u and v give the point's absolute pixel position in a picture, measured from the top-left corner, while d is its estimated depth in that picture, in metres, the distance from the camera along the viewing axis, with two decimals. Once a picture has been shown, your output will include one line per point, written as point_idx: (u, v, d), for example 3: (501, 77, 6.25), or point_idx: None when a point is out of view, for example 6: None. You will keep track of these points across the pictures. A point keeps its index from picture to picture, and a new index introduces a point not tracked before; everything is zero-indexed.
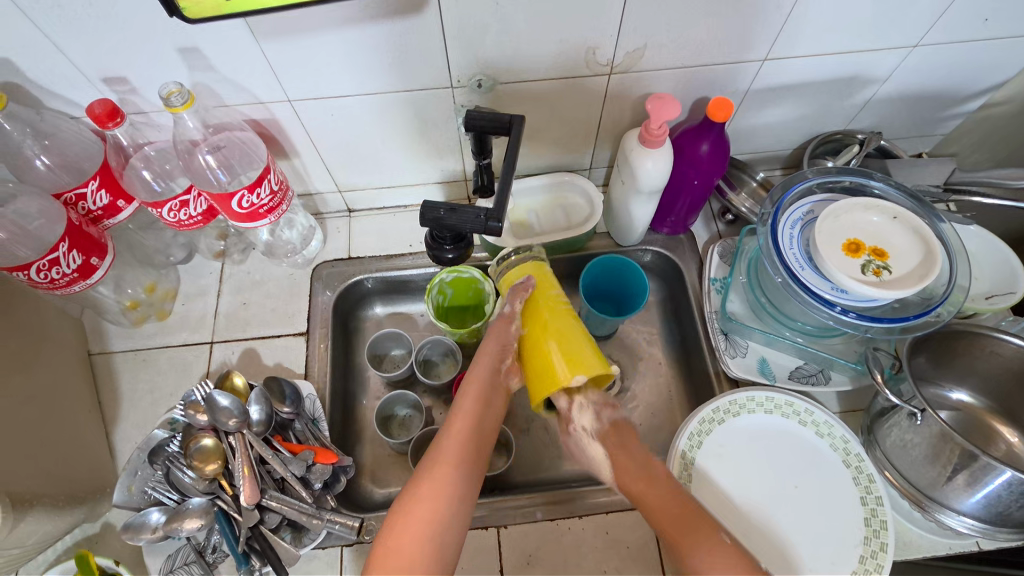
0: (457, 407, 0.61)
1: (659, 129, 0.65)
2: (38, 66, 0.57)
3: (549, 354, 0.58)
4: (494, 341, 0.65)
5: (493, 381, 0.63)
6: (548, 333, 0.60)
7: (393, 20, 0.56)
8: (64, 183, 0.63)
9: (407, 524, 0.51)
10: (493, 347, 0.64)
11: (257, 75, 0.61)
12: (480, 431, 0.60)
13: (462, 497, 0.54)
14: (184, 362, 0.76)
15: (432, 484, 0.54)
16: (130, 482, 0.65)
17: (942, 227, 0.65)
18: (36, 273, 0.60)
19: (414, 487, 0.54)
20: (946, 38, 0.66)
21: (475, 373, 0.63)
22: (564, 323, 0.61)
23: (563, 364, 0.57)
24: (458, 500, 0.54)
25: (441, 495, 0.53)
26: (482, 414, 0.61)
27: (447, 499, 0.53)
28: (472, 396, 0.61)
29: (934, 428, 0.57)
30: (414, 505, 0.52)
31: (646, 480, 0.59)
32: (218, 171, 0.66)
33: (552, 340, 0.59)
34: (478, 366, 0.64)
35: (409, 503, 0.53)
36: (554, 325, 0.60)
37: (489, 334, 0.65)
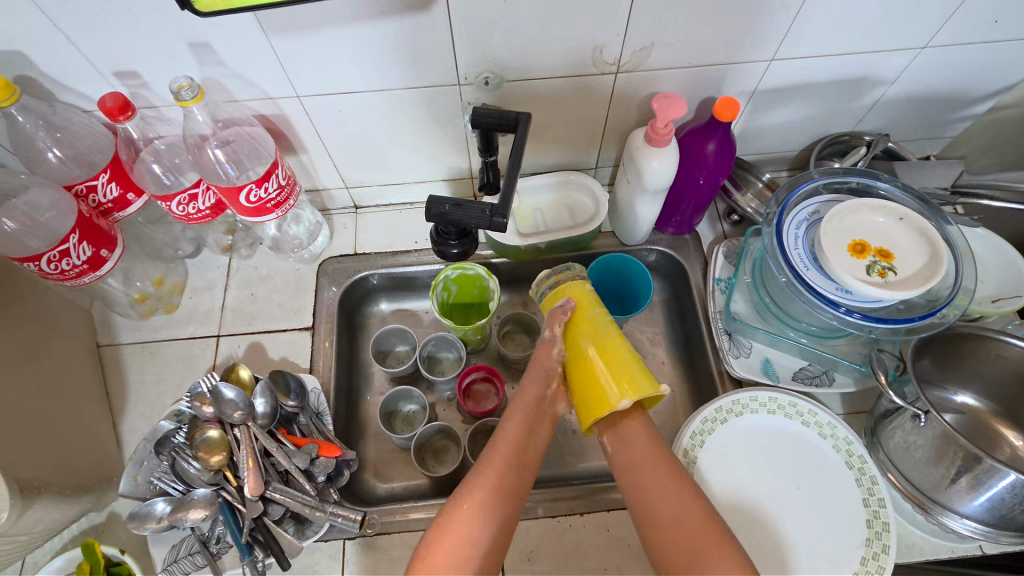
0: (502, 427, 0.62)
1: (665, 127, 0.65)
2: (51, 59, 0.58)
3: (601, 382, 0.62)
4: (537, 368, 0.67)
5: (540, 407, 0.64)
6: (597, 361, 0.63)
7: (402, 17, 0.57)
8: (75, 176, 0.64)
9: (443, 542, 0.53)
10: (540, 371, 0.66)
11: (267, 71, 0.61)
12: (525, 454, 0.60)
13: (503, 520, 0.55)
14: (191, 355, 0.77)
15: (473, 506, 0.54)
16: (136, 472, 0.65)
17: (949, 229, 0.65)
18: (46, 264, 0.61)
19: (454, 508, 0.54)
20: (956, 39, 0.66)
21: (522, 397, 0.64)
22: (613, 351, 0.64)
23: (615, 393, 0.61)
24: (497, 523, 0.54)
25: (474, 519, 0.54)
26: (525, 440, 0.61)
27: (487, 521, 0.54)
28: (518, 421, 0.62)
29: (938, 430, 0.56)
30: (454, 526, 0.53)
31: (676, 495, 0.57)
32: (227, 166, 0.67)
33: (601, 368, 0.63)
34: (526, 392, 0.65)
35: (446, 524, 0.54)
36: (602, 352, 0.64)
37: (538, 358, 0.68)
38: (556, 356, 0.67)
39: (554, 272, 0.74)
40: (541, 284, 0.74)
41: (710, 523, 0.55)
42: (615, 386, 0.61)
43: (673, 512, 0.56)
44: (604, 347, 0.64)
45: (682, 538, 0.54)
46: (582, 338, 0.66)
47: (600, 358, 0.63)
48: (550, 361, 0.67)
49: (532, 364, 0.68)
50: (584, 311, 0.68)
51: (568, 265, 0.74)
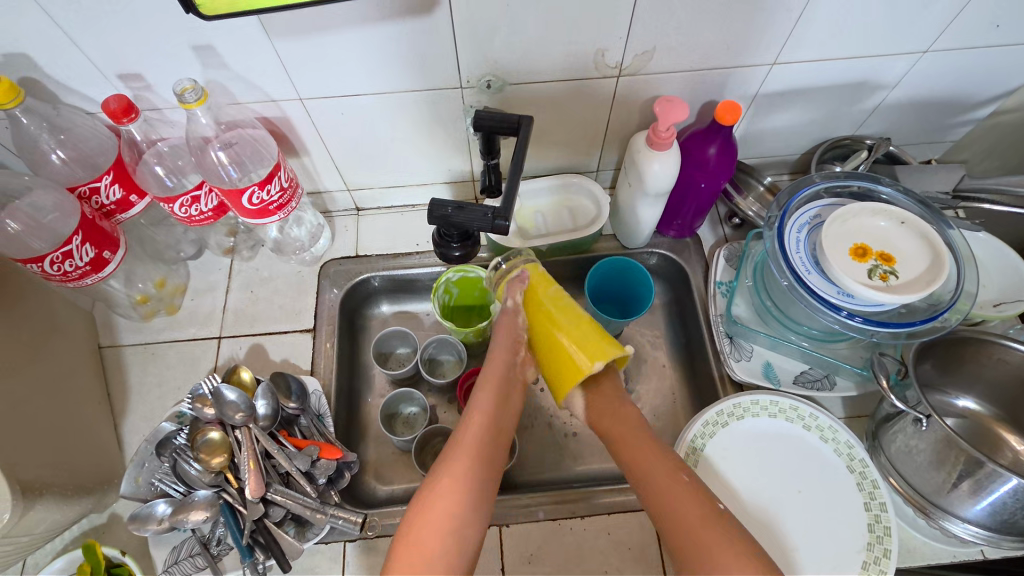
0: (476, 398, 0.61)
1: (666, 131, 0.65)
2: (56, 62, 0.58)
3: (568, 351, 0.63)
4: (505, 336, 0.66)
5: (508, 380, 0.64)
6: (562, 329, 0.64)
7: (405, 20, 0.57)
8: (79, 177, 0.64)
9: (422, 527, 0.51)
10: (505, 342, 0.66)
11: (270, 74, 0.62)
12: (497, 431, 0.59)
13: (480, 500, 0.54)
14: (192, 357, 0.77)
15: (449, 486, 0.53)
16: (137, 473, 0.66)
17: (950, 233, 0.65)
18: (50, 266, 0.61)
19: (430, 489, 0.53)
20: (958, 43, 0.66)
21: (489, 371, 0.64)
22: (573, 317, 0.64)
23: (582, 357, 0.62)
24: (474, 497, 0.53)
25: (455, 494, 0.53)
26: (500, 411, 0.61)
27: (465, 499, 0.53)
28: (488, 397, 0.61)
29: (939, 434, 0.56)
30: (432, 504, 0.52)
31: (654, 466, 0.57)
32: (229, 168, 0.67)
33: (566, 336, 0.63)
34: (493, 365, 0.64)
35: (427, 501, 0.52)
36: (564, 319, 0.64)
37: (500, 329, 0.67)
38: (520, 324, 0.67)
39: (507, 259, 0.72)
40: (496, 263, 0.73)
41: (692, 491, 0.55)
42: (580, 350, 0.62)
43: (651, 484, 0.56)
44: (567, 314, 0.65)
45: (683, 530, 0.53)
46: (544, 309, 0.66)
47: (565, 325, 0.64)
48: (516, 328, 0.67)
49: (496, 333, 0.67)
50: (542, 281, 0.68)
51: (519, 250, 0.73)
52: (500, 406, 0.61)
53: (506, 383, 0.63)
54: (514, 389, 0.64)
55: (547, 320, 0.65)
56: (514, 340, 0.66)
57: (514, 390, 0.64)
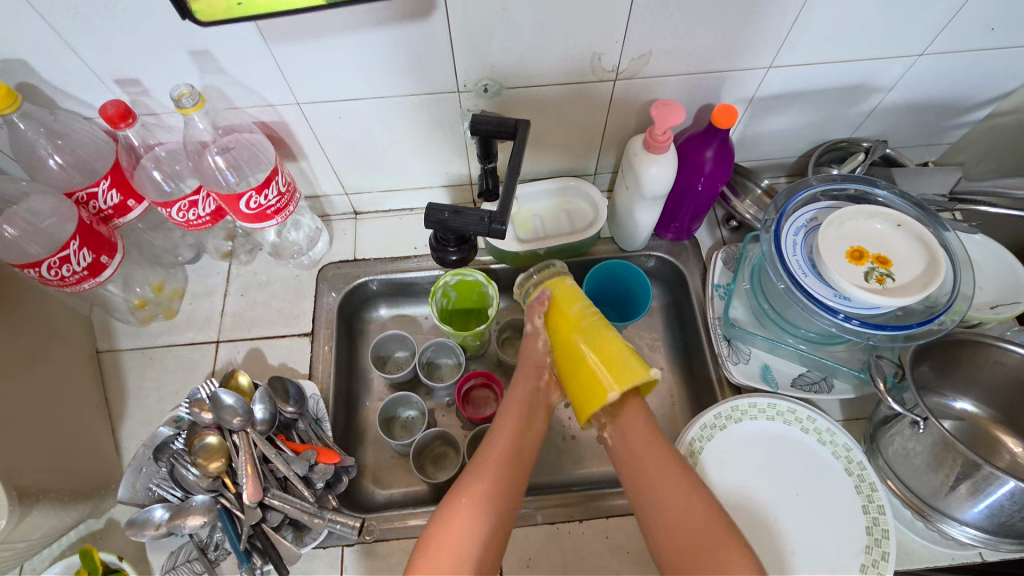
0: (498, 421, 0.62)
1: (663, 134, 0.65)
2: (53, 67, 0.58)
3: (592, 373, 0.61)
4: (529, 361, 0.67)
5: (534, 399, 0.65)
6: (586, 348, 0.63)
7: (402, 25, 0.57)
8: (76, 182, 0.64)
9: (439, 540, 0.52)
10: (531, 364, 0.67)
11: (267, 79, 0.62)
12: (519, 448, 0.60)
13: (497, 514, 0.54)
14: (190, 361, 0.77)
15: (469, 499, 0.54)
16: (135, 478, 0.65)
17: (946, 235, 0.65)
18: (47, 270, 0.61)
19: (450, 504, 0.54)
20: (953, 46, 0.66)
21: (514, 391, 0.65)
22: (599, 337, 0.63)
23: (608, 380, 0.60)
24: (492, 512, 0.54)
25: (470, 515, 0.53)
26: (522, 435, 0.61)
27: (478, 520, 0.53)
28: (512, 416, 0.62)
29: (937, 436, 0.56)
30: (451, 518, 0.53)
31: (673, 488, 0.55)
32: (227, 172, 0.66)
33: (592, 357, 0.62)
34: (518, 386, 0.65)
35: (442, 524, 0.53)
36: (590, 340, 0.63)
37: (525, 351, 0.68)
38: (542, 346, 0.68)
39: (538, 272, 0.74)
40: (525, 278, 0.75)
41: (706, 510, 0.54)
42: (605, 371, 0.61)
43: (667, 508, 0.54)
44: (593, 334, 0.64)
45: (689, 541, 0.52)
46: (568, 326, 0.65)
47: (591, 345, 0.63)
48: (538, 352, 0.68)
49: (522, 358, 0.68)
50: (565, 299, 0.68)
51: (552, 262, 0.73)
52: (522, 430, 0.61)
53: (531, 402, 0.64)
54: (540, 409, 0.65)
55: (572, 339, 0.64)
56: (539, 361, 0.67)
57: (539, 410, 0.65)
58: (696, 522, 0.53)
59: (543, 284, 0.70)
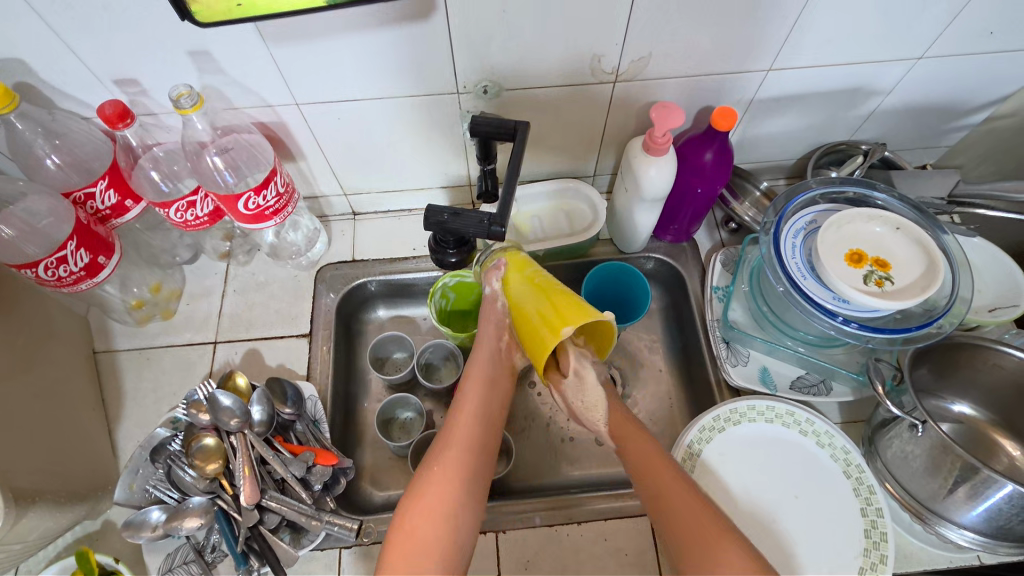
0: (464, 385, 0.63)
1: (662, 137, 0.65)
2: (51, 67, 0.58)
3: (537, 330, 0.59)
4: (486, 321, 0.67)
5: (496, 369, 0.65)
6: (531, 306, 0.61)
7: (402, 26, 0.57)
8: (74, 182, 0.64)
9: (416, 518, 0.54)
10: (489, 330, 0.66)
11: (266, 79, 0.62)
12: (485, 419, 0.61)
13: (470, 489, 0.56)
14: (188, 362, 0.77)
15: (440, 475, 0.56)
16: (132, 480, 0.65)
17: (945, 239, 0.65)
18: (44, 271, 0.61)
19: (423, 479, 0.56)
20: (952, 50, 0.67)
21: (476, 362, 0.65)
22: (549, 290, 0.61)
23: (553, 325, 0.57)
24: (464, 485, 0.56)
25: (446, 480, 0.56)
26: (488, 398, 0.63)
27: (455, 483, 0.56)
28: (475, 387, 0.63)
29: (935, 440, 0.57)
30: (424, 493, 0.55)
31: (661, 476, 0.58)
32: (225, 173, 0.66)
33: (540, 307, 0.60)
34: (478, 356, 0.65)
35: (421, 487, 0.55)
36: (538, 291, 0.61)
37: (483, 318, 0.67)
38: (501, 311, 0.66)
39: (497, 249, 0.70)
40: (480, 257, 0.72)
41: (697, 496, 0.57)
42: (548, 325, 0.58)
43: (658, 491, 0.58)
44: (543, 288, 0.61)
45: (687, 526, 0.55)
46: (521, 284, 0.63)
47: (539, 296, 0.60)
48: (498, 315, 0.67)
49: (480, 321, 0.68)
50: (520, 267, 0.66)
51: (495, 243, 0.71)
52: (487, 394, 0.63)
53: (492, 371, 0.65)
54: (501, 375, 0.65)
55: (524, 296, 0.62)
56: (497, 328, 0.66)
57: (501, 379, 0.65)
58: (683, 509, 0.56)
59: (503, 254, 0.68)
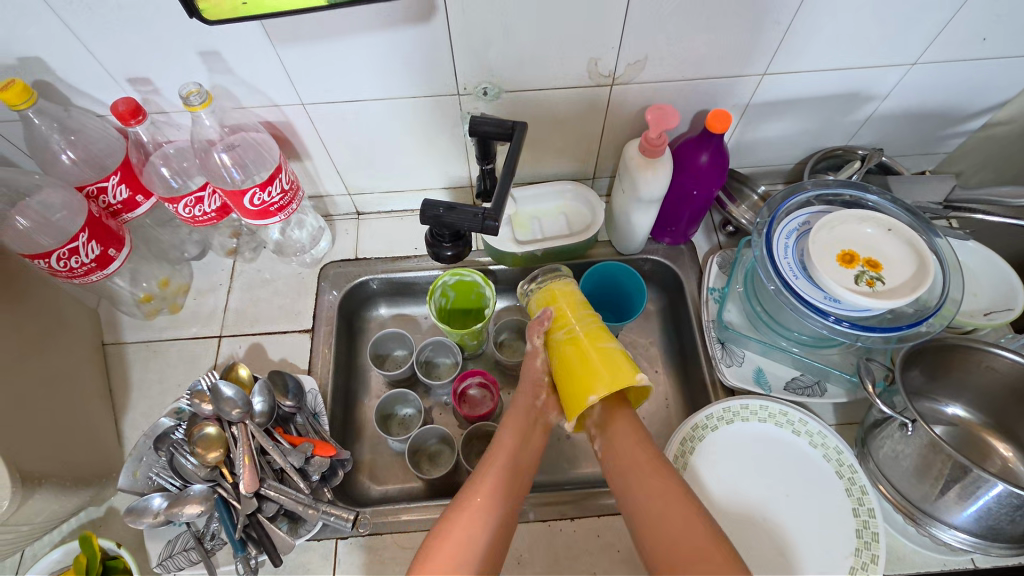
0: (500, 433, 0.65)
1: (658, 138, 0.67)
2: (68, 66, 0.61)
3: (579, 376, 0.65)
4: (528, 379, 0.69)
5: (531, 419, 0.66)
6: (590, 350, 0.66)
7: (403, 30, 0.59)
8: (87, 177, 0.67)
9: (436, 553, 0.54)
10: (529, 384, 0.69)
11: (273, 79, 0.64)
12: (518, 466, 0.62)
13: (496, 534, 0.56)
14: (193, 355, 0.79)
15: (468, 513, 0.56)
16: (136, 467, 0.66)
17: (937, 241, 0.66)
18: (56, 262, 0.63)
19: (449, 518, 0.56)
20: (944, 56, 0.68)
21: (512, 410, 0.67)
22: (597, 347, 0.65)
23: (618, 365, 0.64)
24: (491, 529, 0.56)
25: (474, 522, 0.56)
26: (521, 448, 0.64)
27: (484, 524, 0.56)
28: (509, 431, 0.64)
29: (925, 439, 0.57)
30: (448, 534, 0.55)
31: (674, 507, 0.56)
32: (233, 170, 0.68)
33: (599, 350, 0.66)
34: (517, 406, 0.67)
35: (445, 528, 0.56)
36: (568, 363, 0.66)
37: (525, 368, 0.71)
38: (541, 367, 0.69)
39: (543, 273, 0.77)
40: (525, 290, 0.78)
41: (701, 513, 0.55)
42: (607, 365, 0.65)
43: (647, 510, 0.57)
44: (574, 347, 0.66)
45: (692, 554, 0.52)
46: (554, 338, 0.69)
47: (569, 363, 0.66)
48: (537, 372, 0.69)
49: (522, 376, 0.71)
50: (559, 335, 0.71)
51: (557, 266, 0.78)
52: (522, 444, 0.64)
53: (528, 422, 0.66)
54: (534, 431, 0.66)
55: (559, 353, 0.68)
56: (538, 378, 0.69)
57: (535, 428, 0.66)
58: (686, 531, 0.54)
59: (542, 296, 0.74)
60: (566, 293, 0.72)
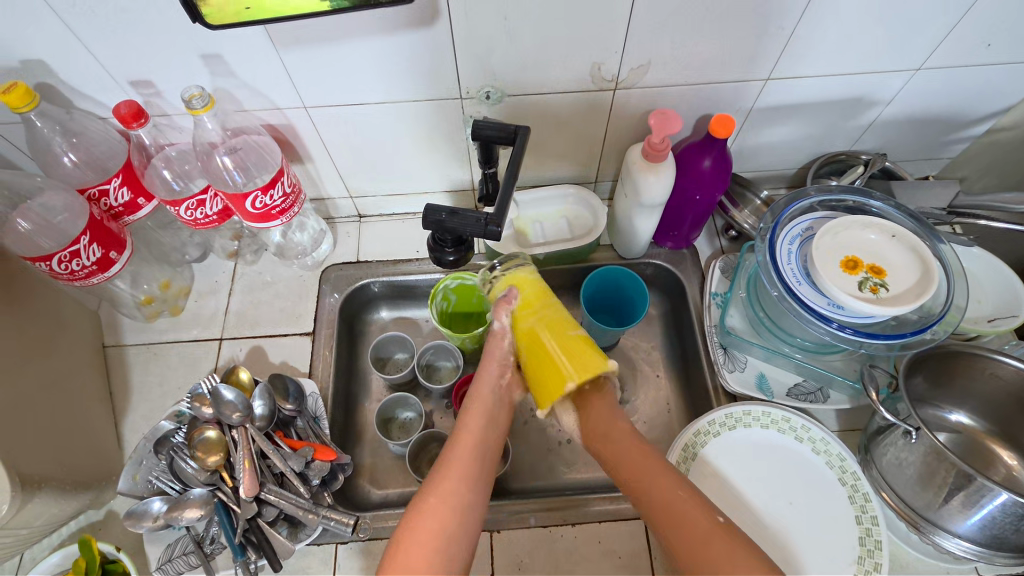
0: (465, 413, 0.64)
1: (661, 143, 0.66)
2: (71, 69, 0.61)
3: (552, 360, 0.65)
4: (490, 359, 0.69)
5: (497, 399, 0.66)
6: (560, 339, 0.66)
7: (406, 34, 0.59)
8: (89, 180, 0.66)
9: (410, 539, 0.53)
10: (494, 367, 0.68)
11: (275, 82, 0.64)
12: (485, 445, 0.62)
13: (470, 514, 0.56)
14: (193, 358, 0.78)
15: (439, 497, 0.55)
16: (135, 471, 0.67)
17: (942, 248, 0.66)
18: (57, 264, 0.63)
19: (420, 502, 0.55)
20: (949, 62, 0.67)
21: (478, 393, 0.66)
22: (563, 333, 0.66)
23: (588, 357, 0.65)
24: (464, 513, 0.55)
25: (446, 505, 0.55)
26: (488, 428, 0.63)
27: (456, 506, 0.55)
28: (477, 414, 0.64)
29: (929, 447, 0.56)
30: (420, 519, 0.54)
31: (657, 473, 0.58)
32: (234, 172, 0.68)
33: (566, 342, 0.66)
34: (482, 386, 0.66)
35: (416, 512, 0.55)
36: (538, 351, 0.66)
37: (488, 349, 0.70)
38: (507, 346, 0.70)
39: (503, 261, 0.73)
40: (485, 277, 0.74)
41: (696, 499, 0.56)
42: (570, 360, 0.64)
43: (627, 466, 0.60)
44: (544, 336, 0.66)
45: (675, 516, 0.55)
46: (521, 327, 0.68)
47: (541, 351, 0.66)
48: (501, 352, 0.69)
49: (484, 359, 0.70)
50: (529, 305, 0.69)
51: (516, 254, 0.75)
52: (487, 424, 0.64)
53: (494, 402, 0.65)
54: (500, 409, 0.66)
55: (527, 340, 0.67)
56: (502, 360, 0.69)
57: (501, 409, 0.66)
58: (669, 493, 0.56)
59: (506, 282, 0.71)
60: (531, 280, 0.70)
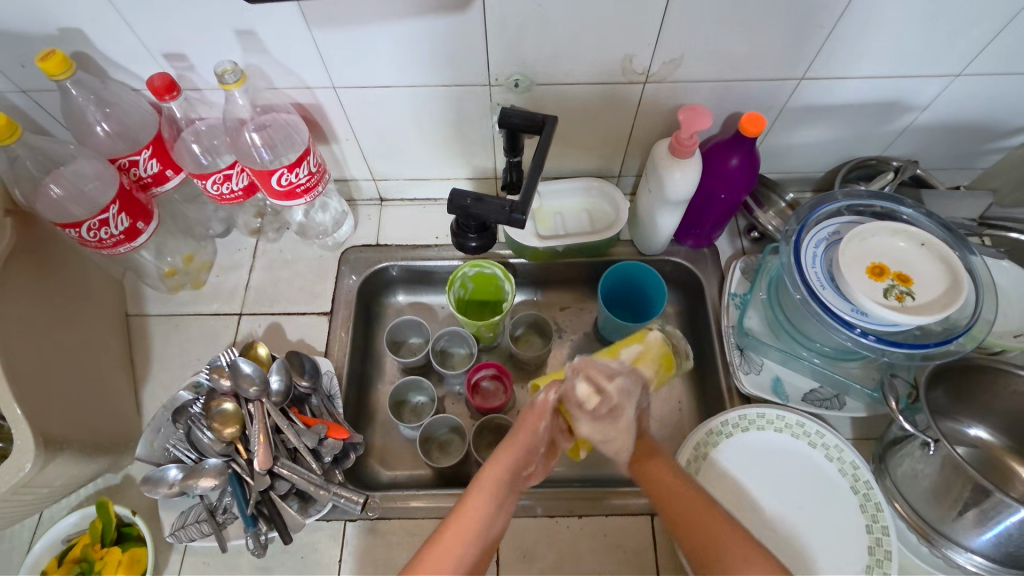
0: (477, 486, 0.57)
1: (689, 139, 0.65)
2: (107, 40, 0.62)
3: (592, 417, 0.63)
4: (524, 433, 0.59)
5: (516, 481, 0.58)
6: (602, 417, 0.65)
7: (439, 17, 0.59)
8: (119, 150, 0.68)
9: None
10: (523, 444, 0.59)
11: (307, 61, 0.64)
12: (491, 530, 0.55)
13: None
14: (213, 331, 0.80)
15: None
16: (153, 438, 0.68)
17: (973, 259, 0.64)
18: (87, 232, 0.64)
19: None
20: (992, 69, 0.66)
21: (496, 468, 0.58)
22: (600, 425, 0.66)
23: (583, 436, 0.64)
24: None
25: None
26: (497, 511, 0.56)
27: None
28: (482, 500, 0.56)
29: (947, 459, 0.56)
30: None
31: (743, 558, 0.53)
32: (262, 149, 0.69)
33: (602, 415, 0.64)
34: (506, 458, 0.58)
35: None
36: None
37: (526, 423, 0.60)
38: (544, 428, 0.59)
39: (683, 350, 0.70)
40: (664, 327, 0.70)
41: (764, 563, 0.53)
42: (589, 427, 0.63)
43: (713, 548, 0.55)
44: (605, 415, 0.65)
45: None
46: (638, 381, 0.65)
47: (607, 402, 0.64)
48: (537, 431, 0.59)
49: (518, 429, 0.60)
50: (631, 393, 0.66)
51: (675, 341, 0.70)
52: (501, 504, 0.57)
53: (512, 483, 0.58)
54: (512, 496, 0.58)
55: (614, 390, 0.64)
56: (537, 443, 0.59)
57: (513, 494, 0.58)
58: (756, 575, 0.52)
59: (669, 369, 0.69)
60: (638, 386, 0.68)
